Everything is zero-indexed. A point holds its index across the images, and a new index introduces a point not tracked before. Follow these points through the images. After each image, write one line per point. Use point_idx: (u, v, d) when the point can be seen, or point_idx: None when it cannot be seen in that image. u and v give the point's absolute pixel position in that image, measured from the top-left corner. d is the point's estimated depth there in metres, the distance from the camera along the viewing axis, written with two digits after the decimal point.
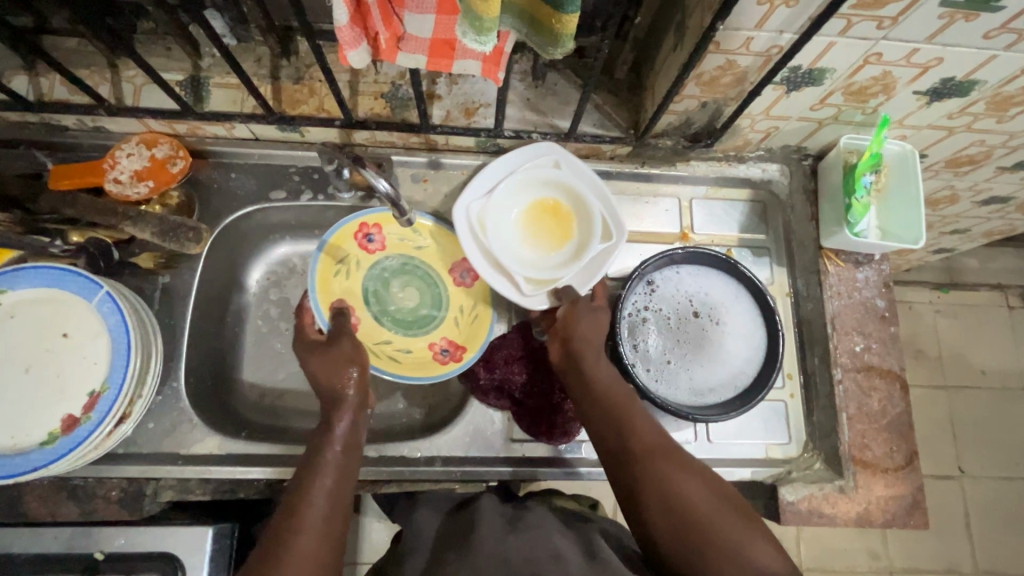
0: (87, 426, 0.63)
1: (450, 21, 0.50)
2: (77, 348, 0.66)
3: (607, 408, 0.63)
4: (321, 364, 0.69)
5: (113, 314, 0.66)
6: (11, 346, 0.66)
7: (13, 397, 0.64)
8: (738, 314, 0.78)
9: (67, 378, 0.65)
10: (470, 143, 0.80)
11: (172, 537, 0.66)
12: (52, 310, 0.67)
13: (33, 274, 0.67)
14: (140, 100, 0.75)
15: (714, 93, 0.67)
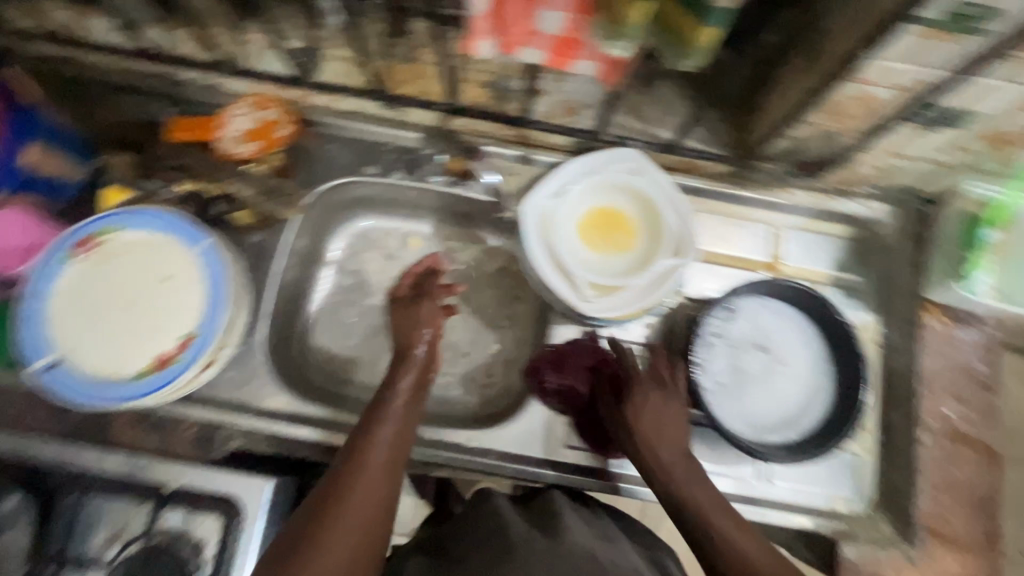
0: (178, 366, 0.67)
1: (582, 22, 0.49)
2: (176, 292, 0.70)
3: (653, 457, 0.64)
4: (400, 317, 0.76)
5: (212, 265, 0.70)
6: (117, 282, 0.70)
7: (115, 329, 0.69)
8: (815, 358, 0.74)
9: (164, 319, 0.69)
10: (564, 142, 0.79)
11: (234, 483, 0.70)
12: (155, 254, 0.71)
13: (145, 217, 0.71)
14: (259, 63, 0.77)
15: (838, 123, 0.63)
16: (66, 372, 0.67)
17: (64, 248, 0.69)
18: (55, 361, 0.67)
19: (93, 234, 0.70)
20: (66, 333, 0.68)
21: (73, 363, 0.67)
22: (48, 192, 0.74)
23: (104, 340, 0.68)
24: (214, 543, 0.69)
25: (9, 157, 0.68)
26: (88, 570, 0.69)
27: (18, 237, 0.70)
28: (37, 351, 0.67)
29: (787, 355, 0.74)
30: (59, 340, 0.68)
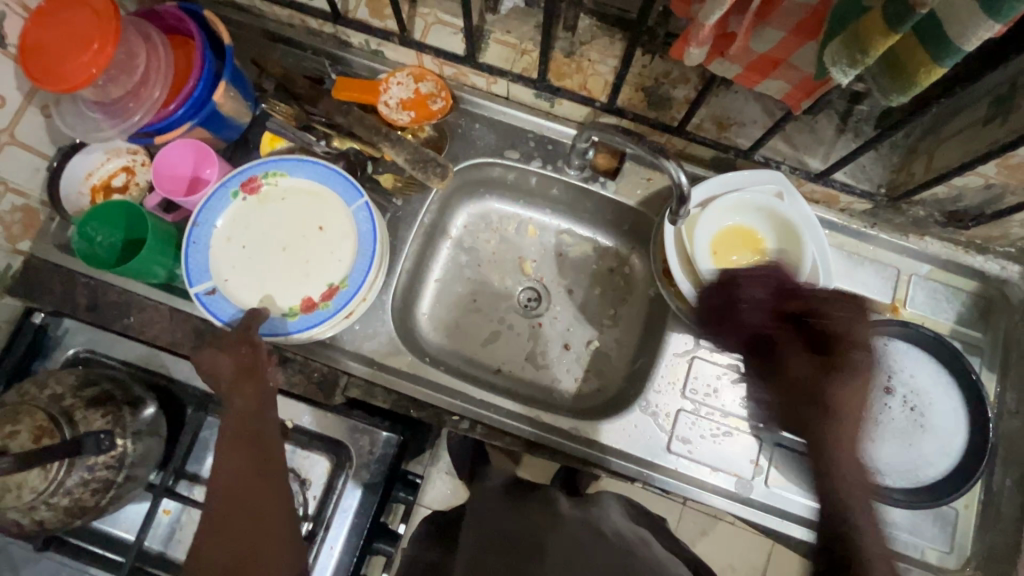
0: (321, 313, 0.71)
1: (795, 43, 0.52)
2: (329, 243, 0.74)
3: (847, 447, 0.53)
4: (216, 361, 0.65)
5: (366, 222, 0.73)
6: (273, 225, 0.74)
7: (268, 268, 0.73)
8: (934, 411, 0.74)
9: (314, 265, 0.73)
10: (707, 154, 0.81)
11: (352, 429, 0.74)
12: (315, 205, 0.75)
13: (307, 167, 0.74)
14: (427, 37, 0.78)
15: (1010, 179, 0.63)
16: (220, 300, 0.71)
17: (230, 183, 0.74)
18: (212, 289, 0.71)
19: (260, 174, 0.74)
20: (223, 265, 0.73)
21: (227, 294, 0.72)
22: (221, 131, 0.78)
23: (257, 276, 0.73)
24: (319, 484, 0.74)
25: (202, 91, 0.71)
26: (197, 485, 0.74)
27: (188, 164, 0.77)
28: (198, 277, 0.71)
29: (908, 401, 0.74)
30: (217, 271, 0.72)
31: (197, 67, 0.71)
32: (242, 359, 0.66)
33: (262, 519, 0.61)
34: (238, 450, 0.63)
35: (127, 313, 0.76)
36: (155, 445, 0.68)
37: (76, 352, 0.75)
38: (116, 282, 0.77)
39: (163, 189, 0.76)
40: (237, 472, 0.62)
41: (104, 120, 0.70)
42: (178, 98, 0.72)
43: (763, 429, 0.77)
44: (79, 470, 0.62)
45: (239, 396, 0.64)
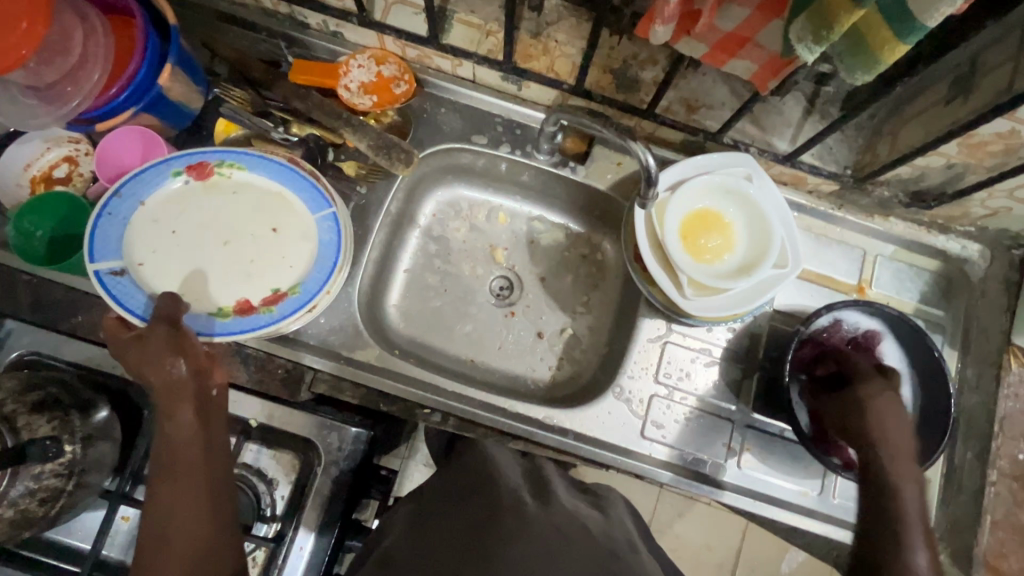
0: (259, 319, 0.68)
1: (761, 22, 0.51)
2: (279, 246, 0.71)
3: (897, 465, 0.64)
4: (138, 354, 0.61)
5: (330, 231, 0.71)
6: (216, 217, 0.71)
7: (197, 258, 0.70)
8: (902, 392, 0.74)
9: (257, 269, 0.70)
10: (677, 137, 0.80)
11: (319, 426, 0.71)
12: (271, 203, 0.72)
13: (268, 164, 0.72)
14: (388, 17, 0.75)
15: (970, 158, 0.64)
16: (124, 284, 0.67)
17: (174, 163, 0.70)
18: (121, 269, 0.67)
19: (214, 162, 0.71)
20: (149, 248, 0.69)
21: (138, 278, 0.67)
22: (171, 117, 0.73)
23: (186, 267, 0.69)
24: (287, 483, 0.72)
25: (145, 74, 0.67)
26: None
27: (135, 154, 0.72)
28: (106, 251, 0.67)
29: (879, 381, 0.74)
30: (134, 251, 0.69)
31: (140, 47, 0.67)
32: (163, 346, 0.62)
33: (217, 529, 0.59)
34: (175, 470, 0.59)
35: (76, 311, 0.73)
36: (108, 450, 0.65)
37: (20, 355, 0.69)
38: (59, 279, 0.72)
39: (107, 178, 0.72)
40: (172, 493, 0.58)
41: (40, 106, 0.65)
42: (118, 82, 0.67)
43: (735, 412, 0.78)
44: (24, 480, 0.58)
45: (171, 413, 0.61)
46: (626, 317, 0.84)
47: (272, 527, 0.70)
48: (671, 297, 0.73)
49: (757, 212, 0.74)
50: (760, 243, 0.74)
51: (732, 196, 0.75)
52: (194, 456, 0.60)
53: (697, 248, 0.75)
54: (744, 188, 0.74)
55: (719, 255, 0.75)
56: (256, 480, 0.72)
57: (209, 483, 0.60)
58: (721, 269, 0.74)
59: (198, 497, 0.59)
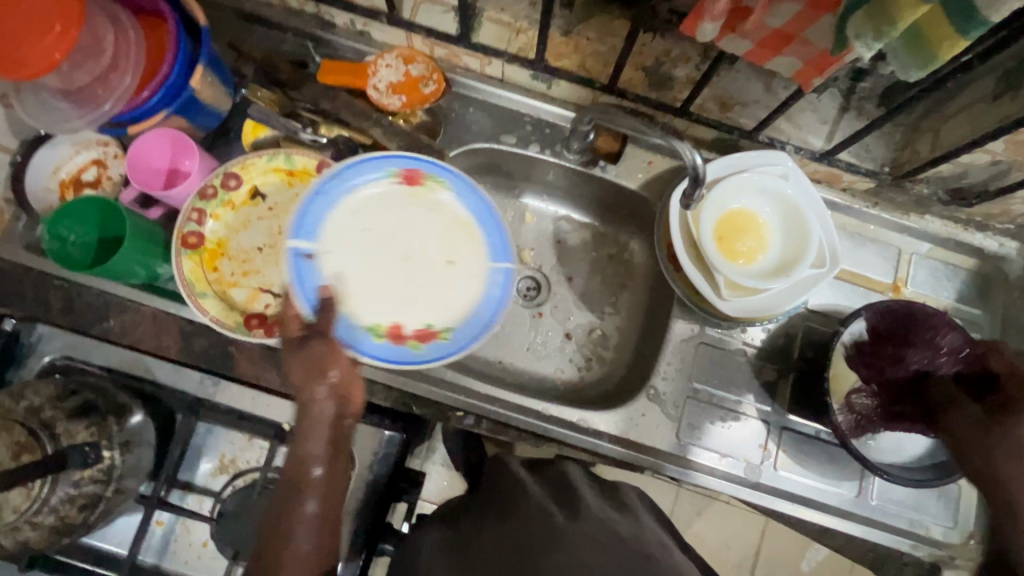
0: (410, 350, 0.69)
1: (811, 17, 0.50)
2: (457, 280, 0.72)
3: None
4: (296, 363, 0.56)
5: (498, 286, 0.72)
6: (410, 229, 0.73)
7: (363, 254, 0.71)
8: None
9: (424, 298, 0.71)
10: (709, 135, 0.79)
11: (353, 429, 0.71)
12: (451, 236, 0.73)
13: (473, 197, 0.73)
14: (417, 15, 0.74)
15: (1015, 154, 0.63)
16: (314, 267, 0.68)
17: (394, 164, 0.72)
18: (313, 253, 0.68)
19: (424, 172, 0.72)
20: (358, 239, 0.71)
21: (321, 257, 0.68)
22: (199, 119, 0.73)
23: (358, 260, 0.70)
24: None
25: (177, 77, 0.67)
26: (192, 494, 0.71)
27: (165, 156, 0.72)
28: (312, 231, 0.68)
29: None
30: (333, 238, 0.70)
31: (170, 51, 0.66)
32: (321, 358, 0.56)
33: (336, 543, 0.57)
34: (300, 503, 0.54)
35: (107, 315, 0.72)
36: (144, 454, 0.65)
37: (52, 360, 0.70)
38: (91, 282, 0.72)
39: (138, 181, 0.70)
40: (291, 524, 0.54)
41: (71, 109, 0.64)
42: (150, 85, 0.67)
43: (770, 413, 0.77)
44: (64, 486, 0.59)
45: (312, 431, 0.55)
46: (657, 317, 0.83)
47: None
48: (707, 297, 0.71)
49: (792, 211, 0.73)
50: (797, 242, 0.73)
51: (767, 195, 0.74)
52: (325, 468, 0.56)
53: (735, 251, 0.74)
54: (780, 187, 0.73)
55: (755, 256, 0.74)
56: None
57: (325, 518, 0.56)
58: (758, 269, 0.73)
59: (319, 513, 0.55)
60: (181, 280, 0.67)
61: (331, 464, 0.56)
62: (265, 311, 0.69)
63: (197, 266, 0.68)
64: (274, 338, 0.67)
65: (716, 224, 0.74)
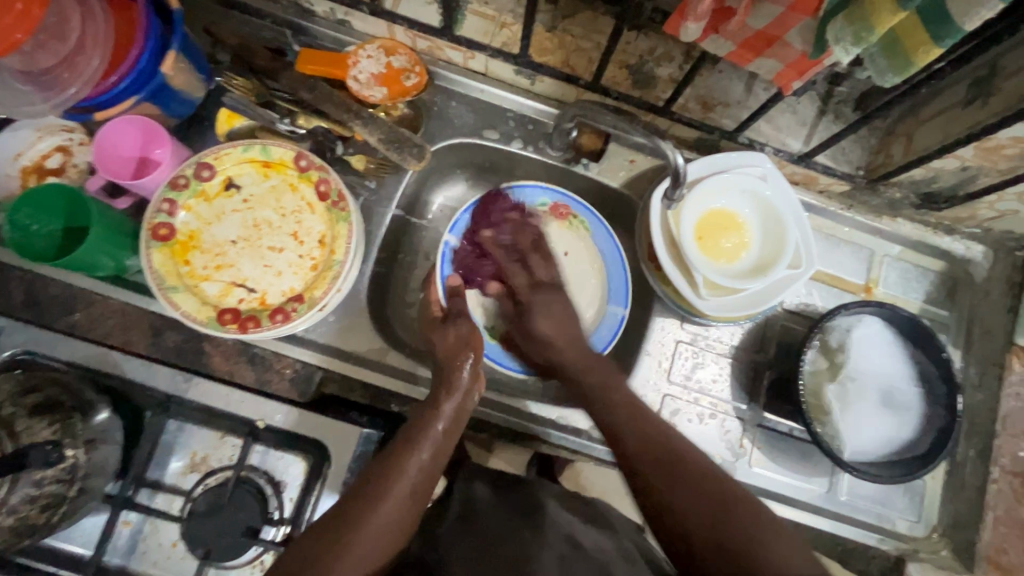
0: (508, 356, 0.81)
1: (793, 19, 0.49)
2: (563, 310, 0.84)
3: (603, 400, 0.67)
4: (442, 338, 0.72)
5: (608, 328, 0.81)
6: None
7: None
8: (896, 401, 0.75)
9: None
10: (690, 136, 0.80)
11: (330, 428, 0.69)
12: (580, 270, 0.84)
13: (609, 242, 0.83)
14: (399, 6, 0.73)
15: (984, 160, 0.65)
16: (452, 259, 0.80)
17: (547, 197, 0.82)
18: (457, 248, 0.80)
19: (573, 212, 0.83)
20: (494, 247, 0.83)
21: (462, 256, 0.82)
22: (169, 106, 0.71)
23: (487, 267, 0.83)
24: (295, 486, 0.72)
25: (148, 62, 0.65)
26: (162, 494, 0.70)
27: (134, 144, 0.69)
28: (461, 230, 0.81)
29: (862, 377, 0.76)
30: (478, 236, 0.82)
31: (141, 33, 0.63)
32: (463, 337, 0.72)
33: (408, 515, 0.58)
34: (420, 448, 0.61)
35: (73, 309, 0.70)
36: (111, 454, 0.61)
37: (13, 354, 0.66)
38: (54, 274, 0.69)
39: (106, 171, 0.68)
40: (408, 463, 0.59)
41: (36, 93, 0.61)
42: (119, 69, 0.64)
43: (746, 411, 0.78)
44: (25, 486, 0.58)
45: (449, 389, 0.67)
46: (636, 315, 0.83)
47: (281, 530, 0.69)
48: (685, 296, 0.72)
49: (769, 211, 0.74)
50: (774, 242, 0.74)
51: (745, 196, 0.75)
52: (437, 442, 0.63)
53: (721, 247, 0.75)
54: (758, 188, 0.74)
55: (735, 256, 0.75)
56: (262, 481, 0.71)
57: (428, 483, 0.61)
58: (736, 270, 0.75)
59: (408, 483, 0.59)
60: (151, 274, 0.65)
61: (449, 432, 0.64)
62: (238, 307, 0.67)
63: (168, 258, 0.66)
64: (249, 335, 0.66)
65: (704, 219, 0.75)
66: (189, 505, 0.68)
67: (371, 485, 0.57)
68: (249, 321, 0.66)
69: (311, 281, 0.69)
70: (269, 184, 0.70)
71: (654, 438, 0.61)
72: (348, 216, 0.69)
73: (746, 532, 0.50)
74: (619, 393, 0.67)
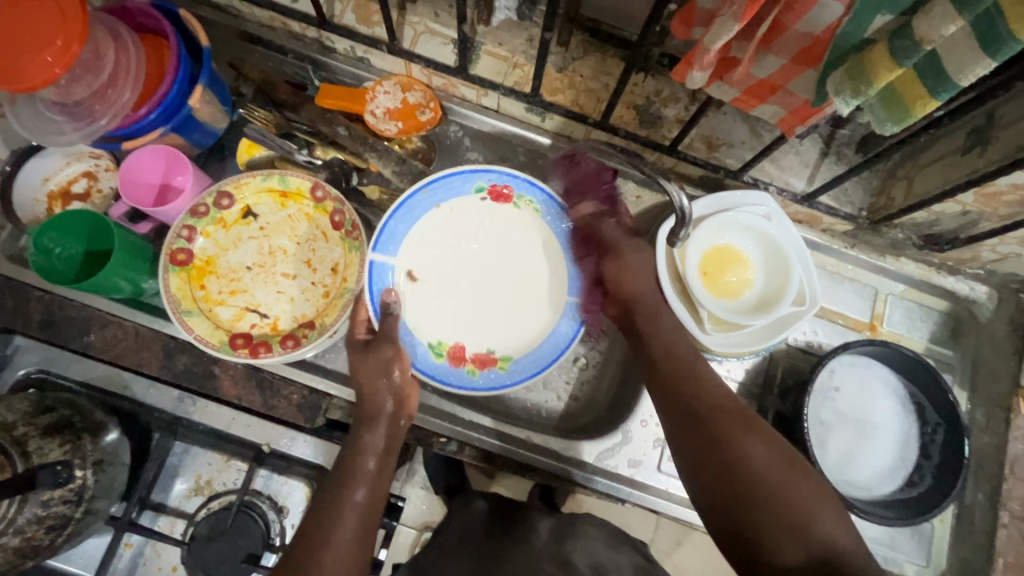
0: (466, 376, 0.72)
1: (795, 70, 0.51)
2: (529, 302, 0.75)
3: (660, 350, 0.68)
4: (363, 366, 0.65)
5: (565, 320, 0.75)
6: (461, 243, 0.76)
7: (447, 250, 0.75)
8: (886, 454, 0.75)
9: (487, 317, 0.75)
10: (696, 173, 0.81)
11: (330, 454, 0.72)
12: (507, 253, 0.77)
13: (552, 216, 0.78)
14: (416, 47, 0.76)
15: (985, 206, 0.66)
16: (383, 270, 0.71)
17: (482, 179, 0.76)
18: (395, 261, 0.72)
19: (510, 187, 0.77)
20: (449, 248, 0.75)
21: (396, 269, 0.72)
22: (194, 136, 0.73)
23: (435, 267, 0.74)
24: (297, 511, 0.73)
25: (176, 95, 0.67)
26: (165, 517, 0.71)
27: (156, 172, 0.72)
28: (390, 246, 0.72)
29: (879, 424, 0.76)
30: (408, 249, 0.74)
31: (170, 69, 0.67)
32: (386, 359, 0.65)
33: (359, 539, 0.57)
34: (350, 494, 0.59)
35: (87, 331, 0.69)
36: (117, 474, 0.64)
37: (27, 373, 0.70)
38: (74, 296, 0.71)
39: (128, 198, 0.70)
40: (339, 516, 0.57)
41: (67, 123, 0.64)
42: (148, 103, 0.67)
43: None
44: (32, 506, 0.57)
45: (369, 422, 0.63)
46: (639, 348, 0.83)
47: None
48: (690, 330, 0.73)
49: (774, 250, 0.76)
50: (777, 280, 0.75)
51: (750, 235, 0.77)
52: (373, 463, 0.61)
53: (726, 280, 0.76)
54: (762, 227, 0.75)
55: (740, 293, 0.76)
56: (265, 506, 0.71)
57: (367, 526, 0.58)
58: (742, 307, 0.75)
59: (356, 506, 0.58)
60: (167, 298, 0.67)
61: (380, 475, 0.61)
62: (251, 331, 0.69)
63: (184, 282, 0.68)
64: (257, 361, 0.67)
65: (708, 265, 0.76)
66: (191, 529, 0.68)
67: (318, 519, 0.57)
68: (260, 346, 0.67)
69: (322, 307, 0.70)
70: (285, 213, 0.72)
71: (735, 403, 0.63)
72: (362, 246, 0.71)
73: (794, 494, 0.55)
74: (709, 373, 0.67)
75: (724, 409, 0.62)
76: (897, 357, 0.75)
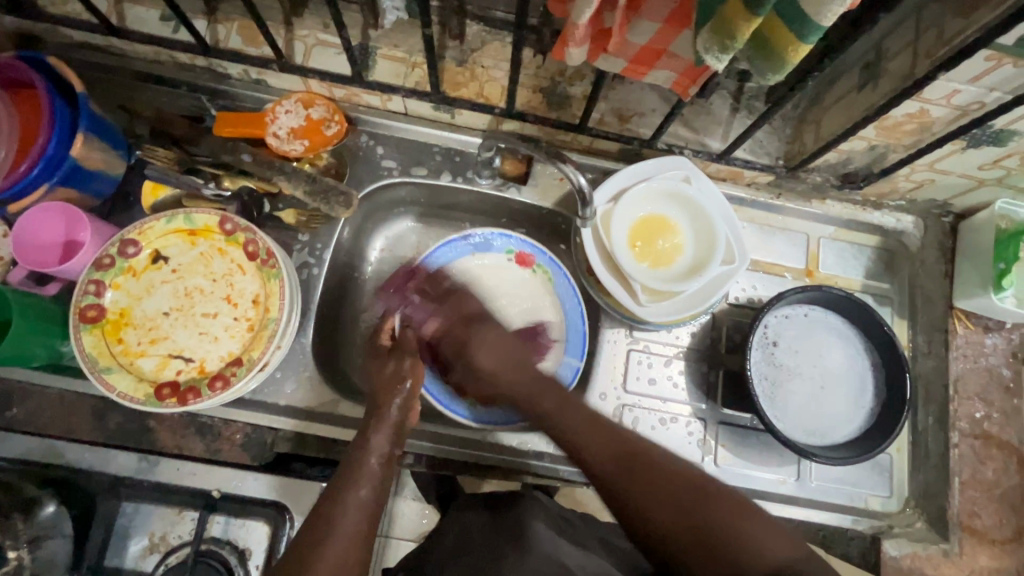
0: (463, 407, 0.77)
1: (671, 32, 0.51)
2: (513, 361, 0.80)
3: (560, 415, 0.60)
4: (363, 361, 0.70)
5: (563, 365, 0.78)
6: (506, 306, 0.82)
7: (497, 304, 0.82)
8: (844, 394, 0.76)
9: None
10: (613, 148, 0.80)
11: (286, 488, 0.69)
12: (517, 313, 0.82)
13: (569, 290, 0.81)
14: (310, 60, 0.74)
15: (889, 138, 0.67)
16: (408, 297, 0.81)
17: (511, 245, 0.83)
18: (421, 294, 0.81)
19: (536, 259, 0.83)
20: None
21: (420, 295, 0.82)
22: (88, 188, 0.71)
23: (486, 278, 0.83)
24: (261, 552, 0.68)
25: (56, 148, 0.65)
26: None
27: (58, 230, 0.68)
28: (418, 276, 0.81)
29: (834, 366, 0.77)
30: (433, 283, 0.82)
31: (46, 122, 0.65)
32: (390, 366, 0.69)
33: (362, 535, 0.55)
34: (355, 488, 0.57)
35: (11, 404, 0.71)
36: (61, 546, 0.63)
37: None
38: None
39: (28, 262, 0.67)
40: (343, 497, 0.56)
41: None
42: (28, 159, 0.64)
43: (706, 410, 0.78)
44: None
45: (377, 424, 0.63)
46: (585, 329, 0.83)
47: None
48: (626, 306, 0.73)
49: (699, 211, 0.75)
50: (705, 241, 0.75)
51: (674, 201, 0.76)
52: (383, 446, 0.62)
53: (658, 248, 0.75)
54: (685, 191, 0.75)
55: (674, 259, 0.76)
56: (225, 552, 0.67)
57: (360, 547, 0.54)
58: (675, 273, 0.75)
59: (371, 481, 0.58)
60: (83, 359, 0.65)
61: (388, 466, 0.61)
62: (177, 379, 0.66)
63: (100, 340, 0.66)
64: (187, 407, 0.65)
65: (638, 235, 0.75)
66: None
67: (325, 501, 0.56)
68: (188, 392, 0.65)
69: (248, 342, 0.68)
70: (197, 251, 0.70)
71: (638, 453, 0.55)
72: (279, 273, 0.69)
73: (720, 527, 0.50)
74: (597, 423, 0.59)
75: (619, 456, 0.56)
76: (840, 296, 0.75)
